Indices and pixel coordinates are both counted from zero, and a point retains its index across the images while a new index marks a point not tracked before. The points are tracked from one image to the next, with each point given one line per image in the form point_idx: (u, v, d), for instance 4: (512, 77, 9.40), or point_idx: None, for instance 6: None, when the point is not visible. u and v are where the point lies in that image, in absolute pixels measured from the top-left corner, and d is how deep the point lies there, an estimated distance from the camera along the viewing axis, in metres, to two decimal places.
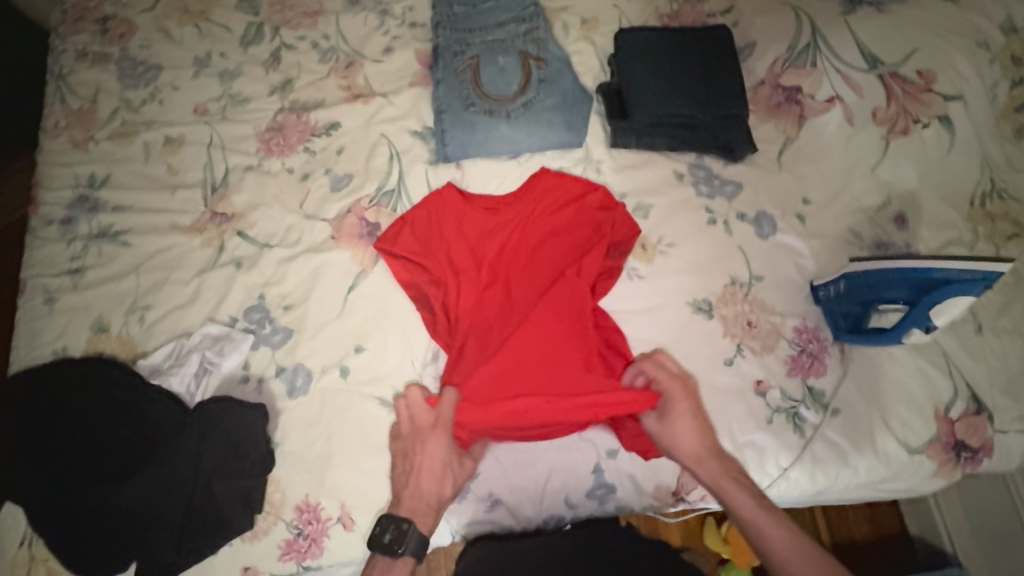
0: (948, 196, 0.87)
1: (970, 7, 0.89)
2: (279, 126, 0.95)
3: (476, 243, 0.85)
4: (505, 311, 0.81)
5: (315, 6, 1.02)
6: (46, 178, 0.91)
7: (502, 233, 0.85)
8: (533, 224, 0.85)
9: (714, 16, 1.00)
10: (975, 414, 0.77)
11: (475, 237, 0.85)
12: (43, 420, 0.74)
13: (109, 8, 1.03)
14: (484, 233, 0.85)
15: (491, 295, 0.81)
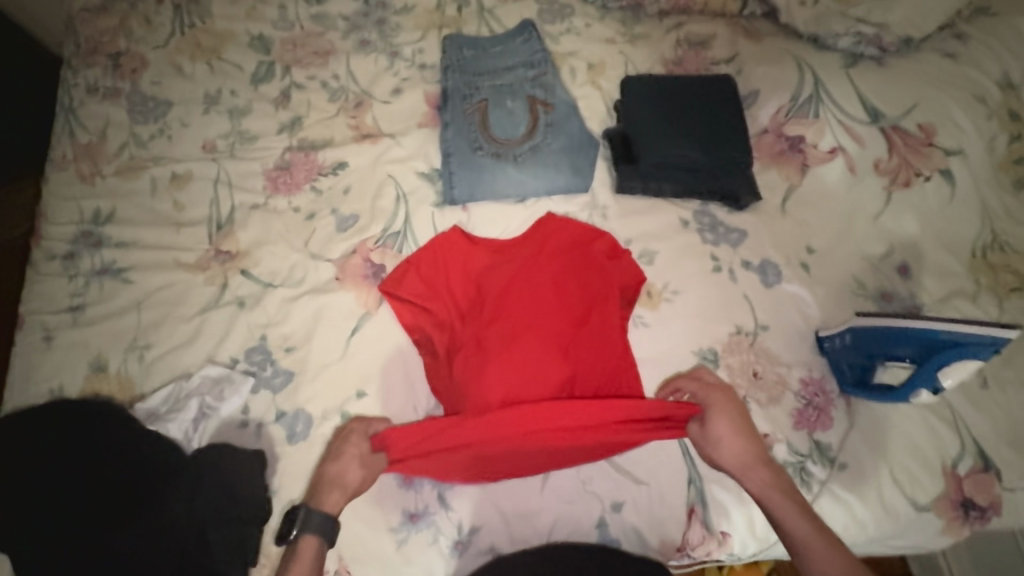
0: (949, 247, 0.89)
1: (968, 63, 0.91)
2: (287, 164, 0.95)
3: (482, 283, 0.85)
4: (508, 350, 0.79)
5: (326, 46, 1.04)
6: (51, 212, 0.91)
7: (509, 274, 0.85)
8: (540, 267, 0.85)
9: (718, 64, 1.02)
10: (983, 471, 0.76)
11: (481, 279, 0.85)
12: (31, 461, 0.70)
13: (122, 43, 1.04)
14: (491, 274, 0.85)
15: (494, 331, 0.80)
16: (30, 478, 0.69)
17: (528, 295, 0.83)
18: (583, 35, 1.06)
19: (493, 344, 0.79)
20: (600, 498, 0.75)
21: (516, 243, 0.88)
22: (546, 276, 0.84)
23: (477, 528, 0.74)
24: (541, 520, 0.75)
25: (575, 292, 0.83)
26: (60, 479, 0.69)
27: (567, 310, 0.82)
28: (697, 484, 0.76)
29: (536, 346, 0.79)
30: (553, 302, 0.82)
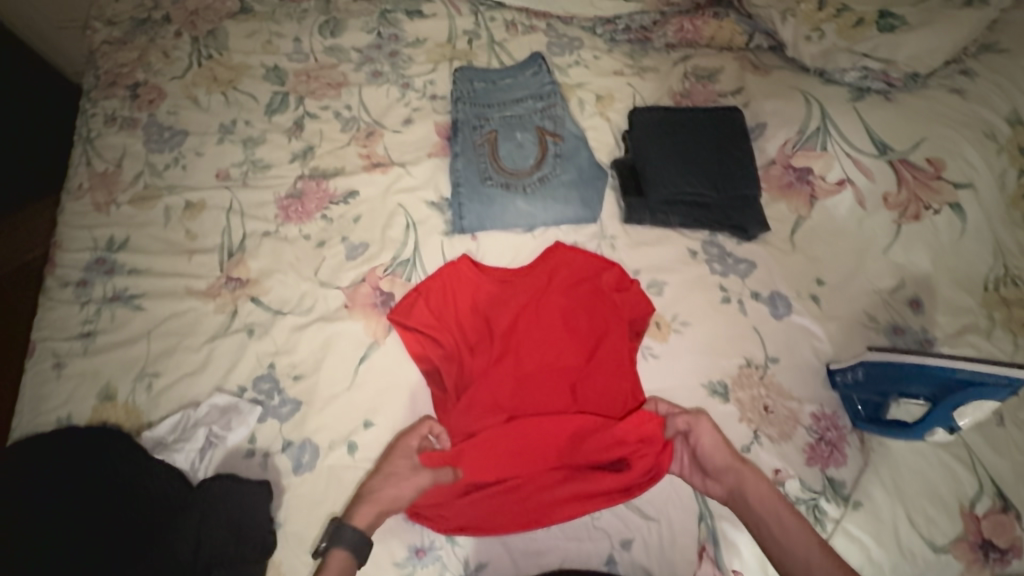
0: (962, 280, 0.88)
1: (977, 97, 0.91)
2: (299, 194, 0.96)
3: (492, 317, 0.85)
4: (515, 387, 0.80)
5: (339, 77, 1.06)
6: (65, 239, 0.93)
7: (518, 307, 0.85)
8: (550, 299, 0.85)
9: (725, 96, 1.03)
10: (1003, 512, 0.74)
11: (490, 312, 0.85)
12: (41, 493, 0.70)
13: (141, 74, 1.07)
14: (500, 307, 0.85)
15: (502, 368, 0.81)
16: (36, 511, 0.68)
17: (537, 330, 0.83)
18: (591, 68, 1.07)
19: (501, 379, 0.80)
20: (609, 535, 0.74)
21: (526, 273, 0.88)
22: (556, 311, 0.84)
23: (483, 564, 0.73)
24: (549, 557, 0.73)
25: (584, 327, 0.84)
26: (67, 512, 0.69)
27: (575, 343, 0.83)
28: (708, 522, 0.74)
29: (545, 382, 0.80)
30: (563, 338, 0.83)
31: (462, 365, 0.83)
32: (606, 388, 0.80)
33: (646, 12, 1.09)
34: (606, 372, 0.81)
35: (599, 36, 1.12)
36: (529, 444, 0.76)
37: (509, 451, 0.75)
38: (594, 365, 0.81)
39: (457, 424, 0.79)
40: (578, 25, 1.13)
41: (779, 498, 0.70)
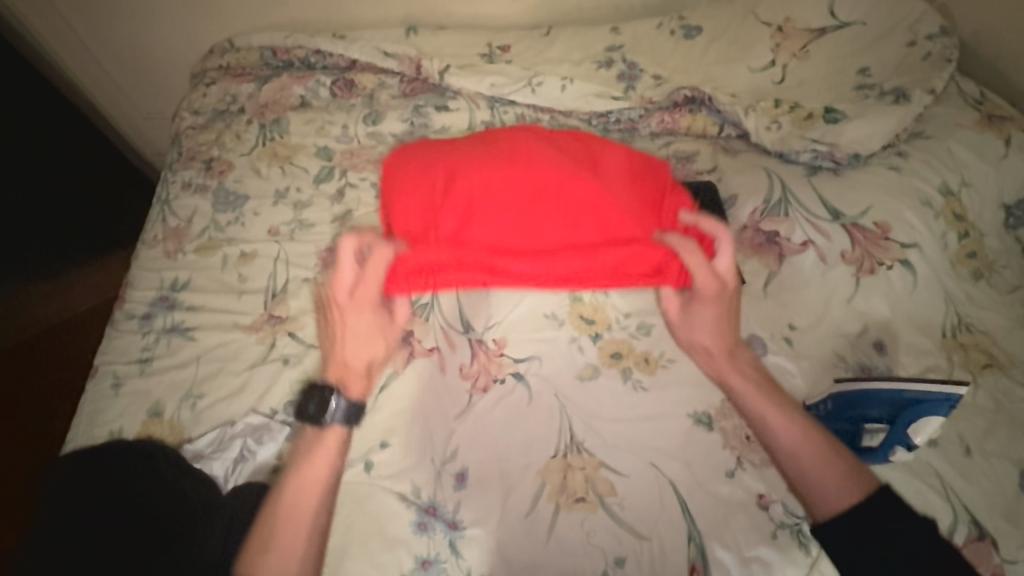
0: (920, 326, 0.98)
1: (912, 173, 1.08)
2: (336, 247, 1.12)
3: (475, 156, 1.02)
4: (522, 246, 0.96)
5: (377, 156, 1.27)
6: (137, 280, 1.09)
7: (498, 180, 0.98)
8: (546, 147, 1.02)
9: (702, 173, 1.21)
10: (979, 539, 0.78)
11: (473, 154, 1.02)
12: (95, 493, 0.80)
13: (214, 152, 1.29)
14: (482, 163, 1.00)
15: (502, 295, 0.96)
16: (92, 511, 0.78)
17: (519, 229, 0.96)
18: None
19: (484, 267, 0.96)
20: (603, 552, 0.78)
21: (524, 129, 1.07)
22: (536, 171, 0.98)
23: None
24: (545, 571, 0.77)
25: (577, 203, 0.96)
26: (118, 511, 0.78)
27: (556, 231, 0.96)
28: (697, 540, 0.79)
29: (529, 270, 0.95)
30: (548, 200, 0.97)
31: (450, 227, 0.97)
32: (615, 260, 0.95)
33: (632, 108, 1.31)
34: (619, 238, 0.95)
35: (594, 126, 1.34)
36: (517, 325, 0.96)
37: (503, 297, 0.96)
38: (569, 210, 0.96)
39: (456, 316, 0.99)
40: (577, 117, 1.35)
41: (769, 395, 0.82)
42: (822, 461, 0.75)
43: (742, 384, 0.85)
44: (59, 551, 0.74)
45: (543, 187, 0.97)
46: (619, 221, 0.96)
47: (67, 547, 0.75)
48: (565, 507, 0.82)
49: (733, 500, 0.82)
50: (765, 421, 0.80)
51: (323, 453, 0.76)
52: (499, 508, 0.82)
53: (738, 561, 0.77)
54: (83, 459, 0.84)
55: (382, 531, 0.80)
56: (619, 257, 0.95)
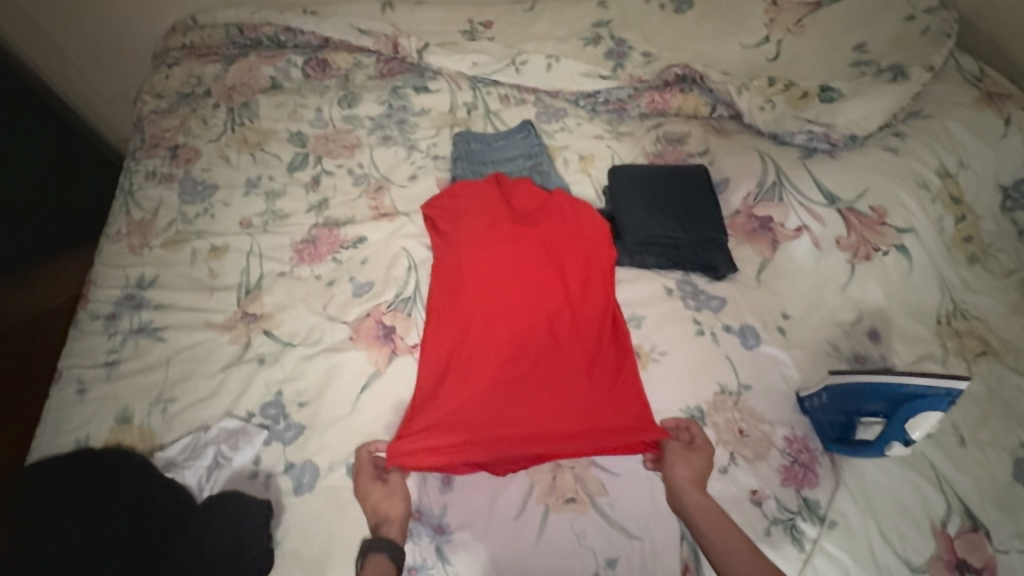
0: (915, 313, 0.96)
1: (909, 155, 1.04)
2: (313, 239, 1.07)
3: (489, 229, 1.02)
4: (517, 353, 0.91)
5: (354, 141, 1.21)
6: (100, 277, 1.03)
7: (507, 266, 0.99)
8: (557, 234, 1.03)
9: (693, 156, 1.17)
10: (972, 530, 0.78)
11: (490, 222, 1.03)
12: (47, 509, 0.73)
13: (181, 138, 1.22)
14: (481, 242, 1.01)
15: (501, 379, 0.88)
16: (44, 526, 0.72)
17: (512, 323, 0.93)
18: (575, 133, 1.23)
19: (459, 361, 0.90)
20: (595, 553, 0.76)
21: (531, 197, 1.08)
22: (544, 263, 1.00)
23: None
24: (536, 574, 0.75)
25: (571, 311, 0.95)
26: (74, 527, 0.72)
27: (545, 334, 0.93)
28: (691, 540, 0.77)
29: (504, 372, 0.89)
30: (547, 299, 0.96)
31: (445, 313, 0.95)
32: (586, 416, 0.85)
33: (621, 87, 1.26)
34: (602, 356, 0.91)
35: (582, 107, 1.29)
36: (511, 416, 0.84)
37: (501, 394, 0.86)
38: (564, 312, 0.95)
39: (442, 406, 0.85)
40: (563, 98, 1.30)
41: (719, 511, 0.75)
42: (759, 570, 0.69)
43: (691, 494, 0.76)
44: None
45: (543, 283, 0.97)
46: (612, 390, 0.87)
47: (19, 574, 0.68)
48: (555, 508, 0.79)
49: (726, 497, 0.80)
50: (711, 532, 0.73)
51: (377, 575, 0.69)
52: (487, 510, 0.79)
53: None
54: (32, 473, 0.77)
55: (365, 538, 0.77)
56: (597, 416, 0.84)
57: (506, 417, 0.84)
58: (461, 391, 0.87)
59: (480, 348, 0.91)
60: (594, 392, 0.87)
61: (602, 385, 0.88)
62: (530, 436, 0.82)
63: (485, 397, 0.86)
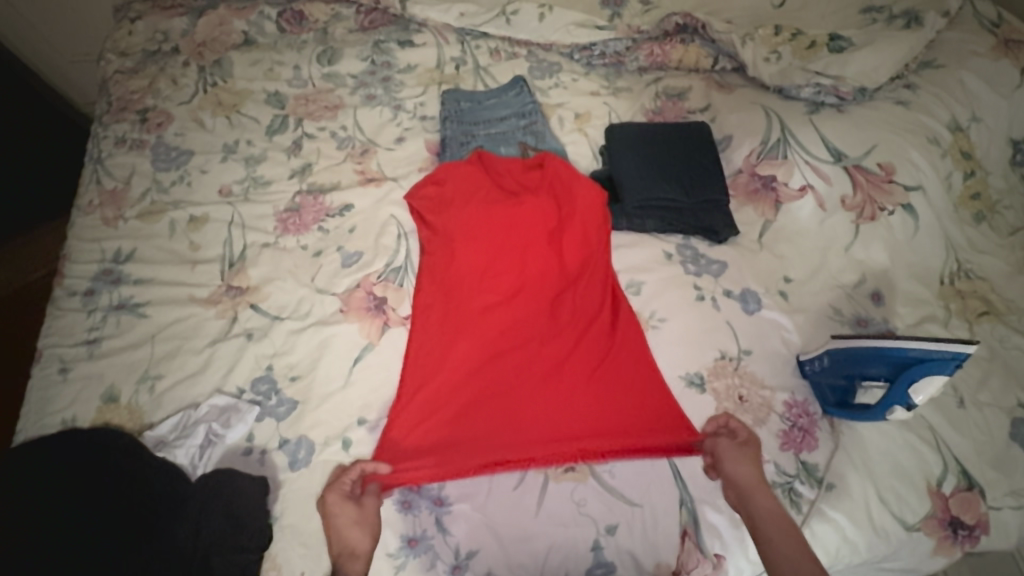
0: (919, 274, 0.94)
1: (920, 109, 1.00)
2: (297, 207, 1.02)
3: (481, 217, 0.97)
4: (515, 352, 0.89)
5: (336, 101, 1.14)
6: (75, 252, 0.98)
7: (503, 259, 0.95)
8: (551, 217, 0.98)
9: (694, 112, 1.12)
10: (968, 489, 0.78)
11: (482, 206, 0.98)
12: (38, 497, 0.72)
13: (149, 100, 1.15)
14: (475, 231, 0.97)
15: (500, 381, 0.86)
16: (37, 515, 0.71)
17: (511, 319, 0.92)
18: (570, 89, 1.17)
19: (459, 362, 0.87)
20: (595, 521, 0.76)
21: (520, 177, 1.02)
22: (540, 251, 0.96)
23: (474, 552, 0.74)
24: (537, 542, 0.75)
25: (570, 301, 0.93)
26: (68, 514, 0.71)
27: (542, 331, 0.91)
28: (689, 506, 0.77)
29: (506, 371, 0.87)
30: (545, 292, 0.94)
31: (440, 311, 0.91)
32: (593, 412, 0.84)
33: (619, 39, 1.19)
34: (603, 353, 0.88)
35: (577, 61, 1.22)
36: (511, 418, 0.83)
37: (500, 395, 0.85)
38: (564, 302, 0.93)
39: (443, 411, 0.84)
40: (557, 51, 1.23)
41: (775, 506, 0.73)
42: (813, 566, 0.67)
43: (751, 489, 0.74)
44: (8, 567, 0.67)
45: (540, 277, 0.95)
46: (618, 382, 0.86)
47: (12, 563, 0.67)
48: (554, 478, 0.79)
49: None
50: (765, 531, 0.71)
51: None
52: (486, 483, 0.78)
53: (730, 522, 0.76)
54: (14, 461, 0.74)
55: None
56: (604, 412, 0.84)
57: (511, 417, 0.83)
58: (460, 392, 0.85)
59: (479, 347, 0.89)
60: (599, 386, 0.86)
61: (607, 377, 0.86)
62: (539, 436, 0.81)
63: (489, 398, 0.85)
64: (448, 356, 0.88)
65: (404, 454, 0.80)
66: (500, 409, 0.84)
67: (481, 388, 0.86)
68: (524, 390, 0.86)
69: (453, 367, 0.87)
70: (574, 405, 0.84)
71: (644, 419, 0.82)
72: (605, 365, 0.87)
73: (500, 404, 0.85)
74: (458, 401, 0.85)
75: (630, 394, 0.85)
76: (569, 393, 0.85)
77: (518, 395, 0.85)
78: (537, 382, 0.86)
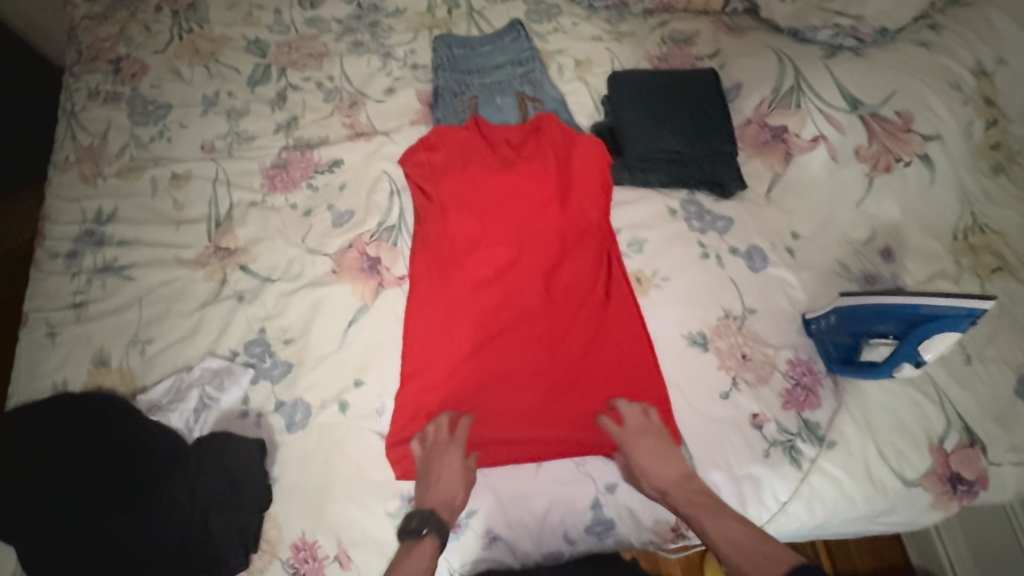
0: (932, 229, 0.90)
1: (942, 51, 0.94)
2: (284, 163, 0.97)
3: (474, 182, 0.90)
4: (513, 325, 0.84)
5: (320, 49, 1.07)
6: (54, 212, 0.94)
7: (499, 225, 0.89)
8: (548, 186, 0.91)
9: (702, 59, 1.05)
10: (969, 446, 0.78)
11: (477, 169, 0.91)
12: (28, 470, 0.71)
13: (122, 49, 1.08)
14: (470, 196, 0.90)
15: (498, 356, 0.82)
16: (30, 487, 0.70)
17: (504, 296, 0.85)
18: (570, 34, 1.10)
19: (451, 342, 0.82)
20: (594, 479, 0.76)
21: (516, 144, 0.95)
22: (536, 223, 0.89)
23: (474, 511, 0.75)
24: (536, 501, 0.75)
25: (571, 270, 0.87)
26: (57, 487, 0.70)
27: (542, 303, 0.85)
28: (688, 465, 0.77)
29: (500, 352, 0.82)
30: (541, 265, 0.87)
31: (432, 287, 0.85)
32: (590, 398, 0.80)
33: None
34: (606, 327, 0.84)
35: (578, 3, 1.14)
36: (509, 396, 0.80)
37: (498, 371, 0.81)
38: (559, 278, 0.86)
39: (439, 388, 0.80)
40: None
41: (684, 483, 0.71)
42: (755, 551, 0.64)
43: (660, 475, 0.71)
44: (17, 535, 0.69)
45: (539, 245, 0.88)
46: (619, 357, 0.82)
47: (23, 524, 0.69)
48: None
49: (726, 421, 0.79)
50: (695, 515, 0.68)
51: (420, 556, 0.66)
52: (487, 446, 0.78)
53: (731, 481, 0.76)
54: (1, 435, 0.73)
55: (363, 475, 0.76)
56: (601, 397, 0.80)
57: (505, 402, 0.80)
58: (456, 367, 0.81)
59: (472, 325, 0.83)
60: (597, 369, 0.81)
61: (605, 360, 0.82)
62: (534, 423, 0.78)
63: (481, 382, 0.81)
64: (443, 330, 0.83)
65: (401, 434, 0.78)
66: (497, 387, 0.80)
67: (478, 363, 0.81)
68: (522, 366, 0.81)
69: (448, 342, 0.82)
70: (574, 382, 0.81)
71: (644, 398, 0.80)
72: (608, 340, 0.83)
73: (497, 381, 0.81)
74: (454, 377, 0.81)
75: (633, 369, 0.81)
76: (569, 370, 0.81)
77: (516, 370, 0.81)
78: (536, 358, 0.82)
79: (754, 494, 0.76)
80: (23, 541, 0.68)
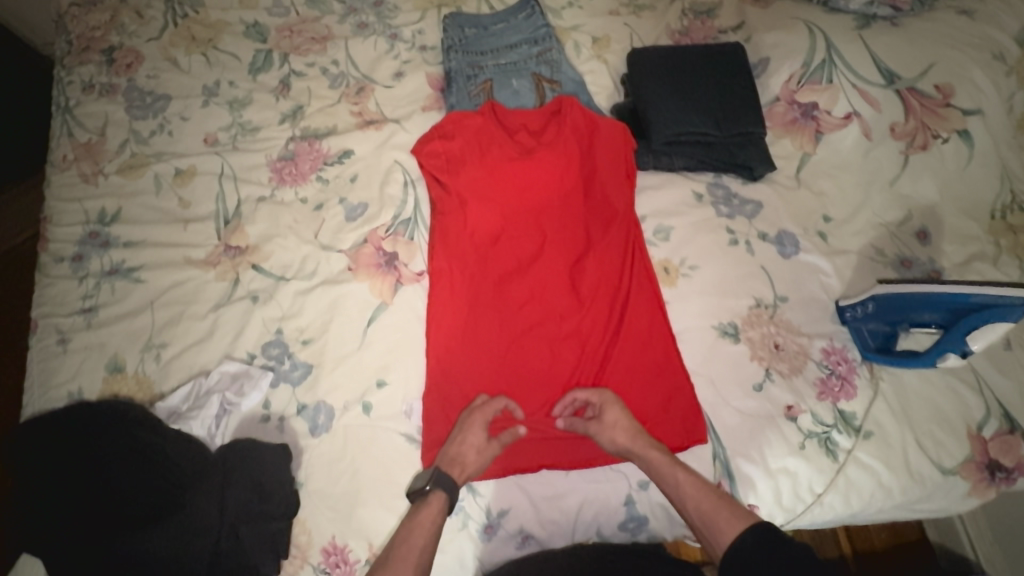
0: (970, 209, 0.86)
1: (985, 19, 0.89)
2: (291, 155, 0.93)
3: (493, 174, 0.87)
4: (539, 321, 0.81)
5: (323, 32, 1.02)
6: (54, 214, 0.90)
7: (520, 218, 0.86)
8: (571, 172, 0.87)
9: (725, 32, 1.01)
10: (1009, 432, 0.76)
11: (495, 159, 0.88)
12: (45, 485, 0.68)
13: (115, 38, 1.03)
14: (489, 188, 0.87)
15: (525, 354, 0.80)
16: (52, 502, 0.67)
17: (529, 292, 0.83)
18: (586, 9, 1.05)
19: (476, 341, 0.80)
20: (627, 476, 0.75)
21: (536, 131, 0.92)
22: (559, 214, 0.86)
23: (505, 511, 0.73)
24: (568, 500, 0.74)
25: (597, 262, 0.84)
26: (79, 501, 0.66)
27: (568, 297, 0.82)
28: (722, 458, 0.75)
29: (527, 351, 0.80)
30: (566, 259, 0.84)
31: (454, 285, 0.83)
32: (621, 395, 0.78)
33: None
34: (634, 321, 0.81)
35: None
36: (537, 394, 0.78)
37: (525, 370, 0.79)
38: (586, 272, 0.83)
39: (466, 389, 0.78)
40: None
41: (637, 434, 0.71)
42: (717, 501, 0.64)
43: (620, 437, 0.71)
44: (43, 552, 0.66)
45: (562, 237, 0.85)
46: (649, 352, 0.80)
47: (48, 541, 0.66)
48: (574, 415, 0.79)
49: (760, 414, 0.77)
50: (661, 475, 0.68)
51: (427, 516, 0.67)
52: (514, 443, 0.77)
53: (767, 475, 0.74)
54: (17, 452, 0.71)
55: (391, 477, 0.75)
56: (633, 394, 0.78)
57: (534, 401, 0.78)
58: (482, 367, 0.79)
59: (498, 324, 0.81)
60: (625, 366, 0.79)
61: (635, 358, 0.79)
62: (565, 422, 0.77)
63: (509, 380, 0.79)
64: (467, 330, 0.81)
65: (430, 439, 0.76)
66: (525, 386, 0.79)
67: (505, 362, 0.79)
68: (550, 364, 0.79)
69: (473, 341, 0.80)
70: (603, 378, 0.79)
71: (677, 394, 0.77)
72: (638, 333, 0.80)
73: (525, 379, 0.79)
74: (481, 378, 0.79)
75: (665, 364, 0.79)
76: (596, 367, 0.79)
77: (544, 367, 0.79)
78: (563, 355, 0.80)
79: (790, 487, 0.74)
80: (50, 557, 0.66)
